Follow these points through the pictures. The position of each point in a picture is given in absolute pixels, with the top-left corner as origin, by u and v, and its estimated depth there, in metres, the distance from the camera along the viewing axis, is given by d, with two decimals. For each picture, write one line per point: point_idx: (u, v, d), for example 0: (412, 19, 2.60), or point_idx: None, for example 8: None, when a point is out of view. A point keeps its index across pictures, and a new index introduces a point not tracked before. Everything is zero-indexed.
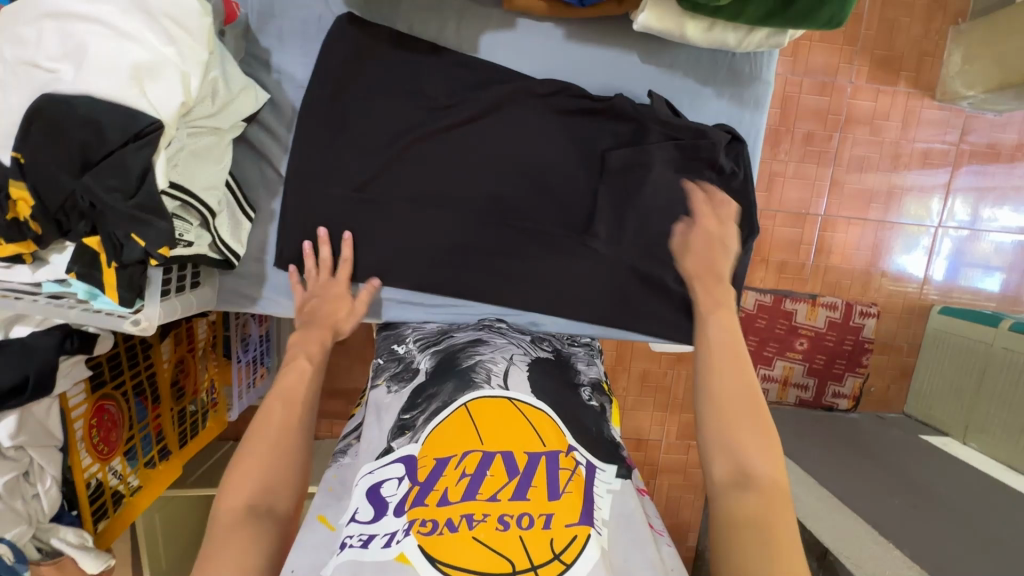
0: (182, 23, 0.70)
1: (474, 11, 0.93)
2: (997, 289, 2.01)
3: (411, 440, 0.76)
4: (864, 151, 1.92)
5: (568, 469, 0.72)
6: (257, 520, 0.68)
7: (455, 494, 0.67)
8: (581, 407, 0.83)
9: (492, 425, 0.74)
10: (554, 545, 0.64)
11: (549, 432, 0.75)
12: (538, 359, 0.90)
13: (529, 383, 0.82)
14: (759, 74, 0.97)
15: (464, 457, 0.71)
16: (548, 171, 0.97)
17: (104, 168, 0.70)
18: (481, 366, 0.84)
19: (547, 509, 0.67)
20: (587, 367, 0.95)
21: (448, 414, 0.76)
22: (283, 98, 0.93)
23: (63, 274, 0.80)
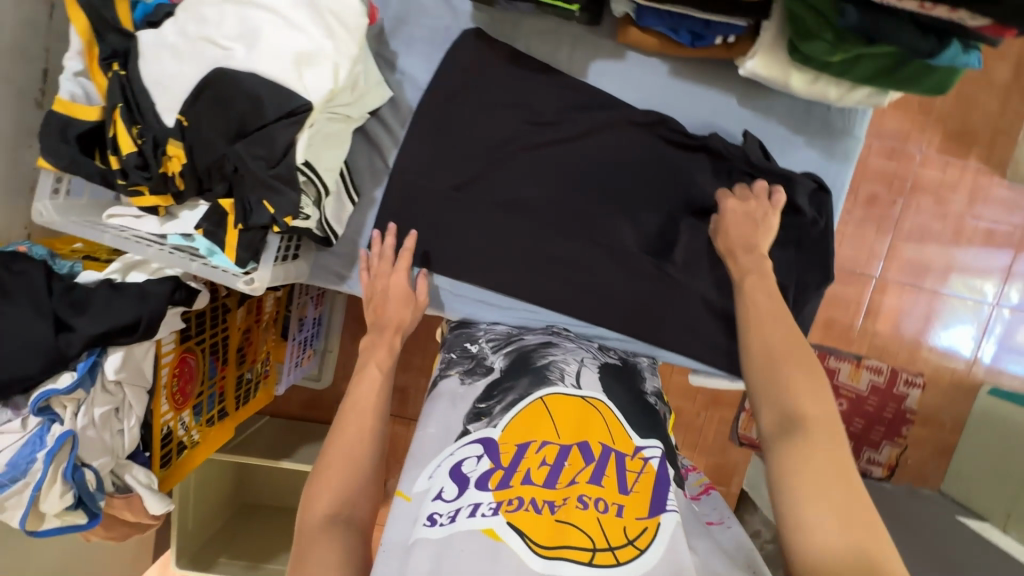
0: (342, 21, 0.79)
1: (588, 39, 1.00)
2: None
3: (489, 425, 0.80)
4: (926, 221, 1.92)
5: (635, 469, 0.74)
6: (336, 527, 0.74)
7: (537, 477, 0.72)
8: (654, 413, 0.86)
9: (567, 420, 0.78)
10: (630, 534, 0.67)
11: (620, 434, 0.78)
12: (607, 365, 0.94)
13: (601, 384, 0.87)
14: (850, 129, 1.00)
15: (542, 446, 0.75)
16: (636, 195, 1.03)
17: (255, 138, 0.78)
18: (554, 365, 0.89)
19: (619, 499, 0.71)
20: (650, 380, 0.98)
21: (525, 406, 0.81)
22: (401, 97, 1.01)
23: (190, 229, 0.88)
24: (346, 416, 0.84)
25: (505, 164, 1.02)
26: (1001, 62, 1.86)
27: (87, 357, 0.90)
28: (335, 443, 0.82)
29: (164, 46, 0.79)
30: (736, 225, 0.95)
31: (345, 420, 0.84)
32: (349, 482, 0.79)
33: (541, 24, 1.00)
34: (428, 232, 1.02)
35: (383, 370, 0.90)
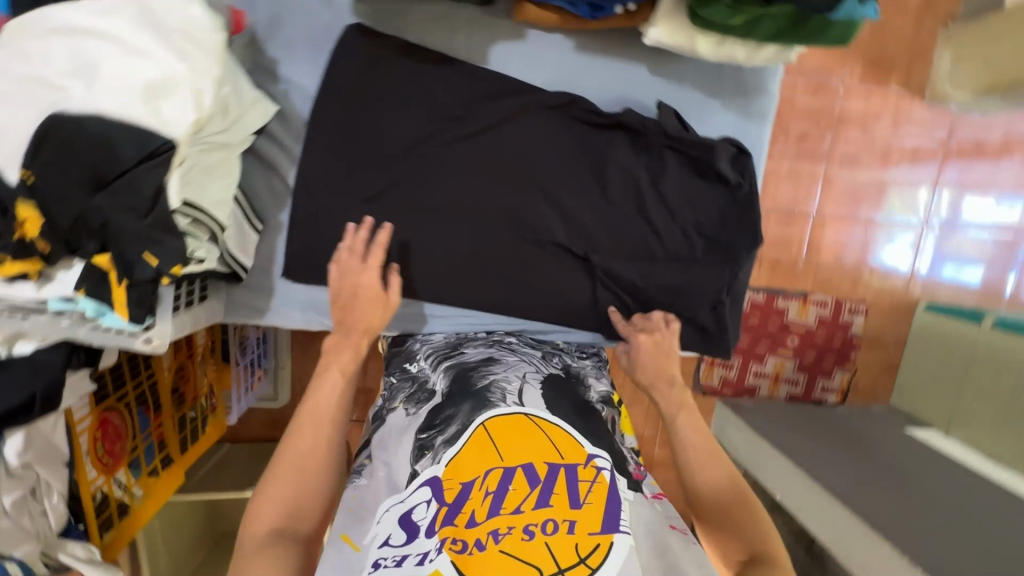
0: (194, 39, 0.69)
1: (484, 21, 0.93)
2: (977, 282, 2.07)
3: (433, 462, 0.78)
4: (855, 151, 1.95)
5: (589, 479, 0.74)
6: (282, 541, 0.72)
7: (481, 515, 0.70)
8: (598, 421, 0.87)
9: (510, 442, 0.77)
10: (581, 550, 0.67)
11: (569, 446, 0.78)
12: (550, 376, 0.94)
13: (543, 400, 0.86)
14: (764, 86, 0.98)
15: (485, 477, 0.74)
16: (559, 181, 0.98)
17: (118, 187, 0.69)
18: (495, 386, 0.88)
19: (569, 515, 0.70)
20: (596, 382, 0.99)
21: (467, 437, 0.79)
22: (290, 109, 0.92)
23: (71, 292, 0.78)
24: (303, 421, 0.81)
25: (416, 167, 0.95)
26: None
27: None
28: (288, 449, 0.79)
29: None
30: (649, 367, 0.99)
31: (301, 425, 0.81)
32: (300, 492, 0.76)
33: (431, 9, 0.91)
34: (347, 249, 0.95)
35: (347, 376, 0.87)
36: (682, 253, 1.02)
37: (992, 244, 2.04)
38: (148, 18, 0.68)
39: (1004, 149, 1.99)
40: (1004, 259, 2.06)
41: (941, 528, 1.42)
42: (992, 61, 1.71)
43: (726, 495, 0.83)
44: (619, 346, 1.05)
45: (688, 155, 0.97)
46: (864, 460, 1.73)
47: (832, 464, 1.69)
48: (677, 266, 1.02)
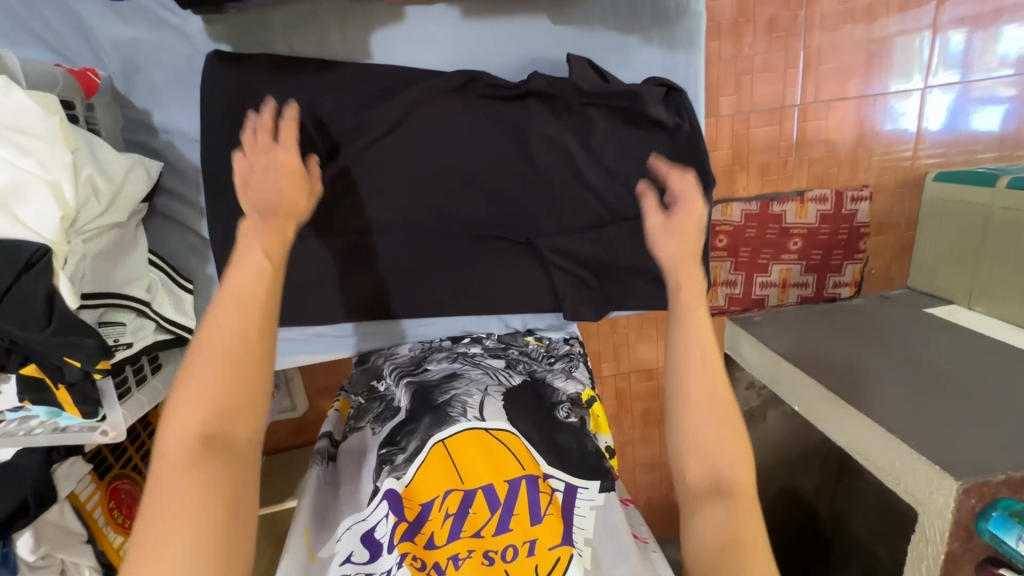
0: (29, 130, 0.64)
1: (354, 10, 0.82)
2: (997, 127, 1.83)
3: (391, 475, 0.78)
4: (836, 21, 1.68)
5: (547, 492, 0.76)
6: (213, 451, 0.58)
7: (441, 537, 0.72)
8: (558, 428, 0.88)
9: (470, 463, 0.77)
10: (541, 567, 0.71)
11: (527, 457, 0.79)
12: (511, 386, 0.91)
13: (505, 411, 0.85)
14: (686, 8, 0.85)
15: (445, 497, 0.75)
16: (482, 166, 0.90)
17: (5, 305, 0.65)
18: (456, 400, 0.86)
19: (529, 536, 0.73)
20: (564, 382, 0.97)
21: (426, 455, 0.79)
22: (180, 159, 0.86)
23: (18, 402, 0.78)
24: (217, 311, 0.64)
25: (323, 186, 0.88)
26: None
27: None
28: (200, 347, 0.62)
29: None
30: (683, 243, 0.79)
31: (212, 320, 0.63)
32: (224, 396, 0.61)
33: (293, 12, 0.81)
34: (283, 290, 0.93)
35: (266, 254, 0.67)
36: (633, 210, 0.94)
37: (1012, 81, 1.78)
38: None
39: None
40: None
41: (962, 416, 1.37)
42: None
43: (715, 416, 0.72)
44: (647, 194, 0.83)
45: (614, 108, 0.87)
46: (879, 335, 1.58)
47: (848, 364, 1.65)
48: (632, 227, 0.94)
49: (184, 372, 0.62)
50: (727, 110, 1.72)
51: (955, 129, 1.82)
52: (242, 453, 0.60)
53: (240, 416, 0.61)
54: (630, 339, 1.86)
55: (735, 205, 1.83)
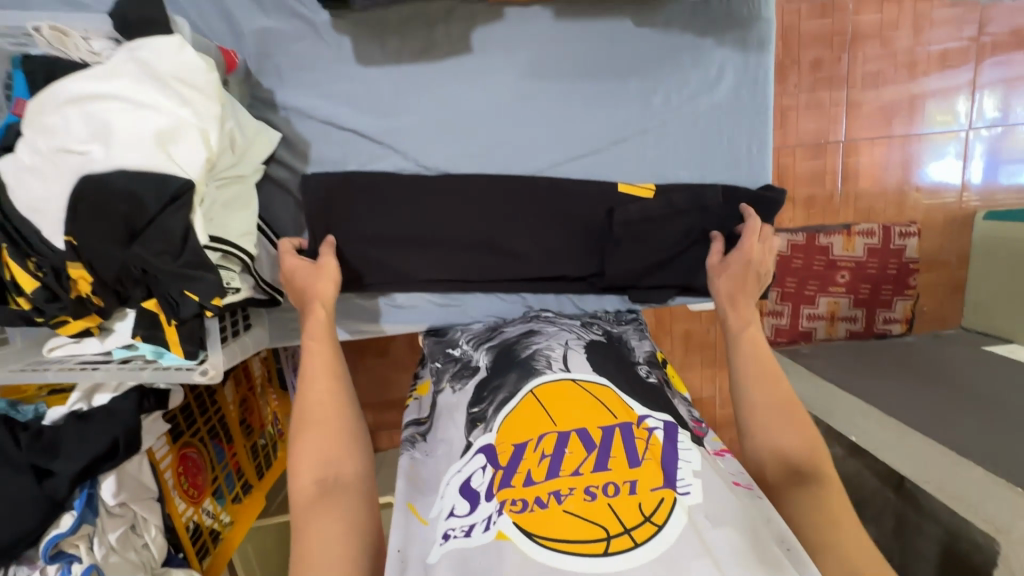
0: (191, 82, 0.74)
1: (460, 9, 0.92)
2: None
3: (485, 431, 0.66)
4: (878, 67, 1.78)
5: (643, 436, 0.61)
6: (327, 490, 0.71)
7: (539, 475, 0.58)
8: (648, 387, 0.74)
9: (563, 405, 0.64)
10: (644, 508, 0.54)
11: (618, 405, 0.64)
12: (594, 342, 0.81)
13: (591, 362, 0.73)
14: (758, 14, 0.94)
15: (540, 439, 0.61)
16: (564, 152, 0.98)
17: (150, 235, 0.73)
18: (539, 353, 0.75)
19: (630, 475, 0.57)
20: (638, 347, 0.88)
21: (516, 403, 0.66)
22: (294, 134, 0.96)
23: (129, 338, 0.85)
24: (311, 380, 0.79)
25: (418, 162, 0.98)
26: None
27: (80, 493, 0.90)
28: (302, 410, 0.77)
29: (23, 171, 0.72)
30: (732, 288, 0.89)
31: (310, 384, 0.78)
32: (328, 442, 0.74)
33: (405, 9, 0.92)
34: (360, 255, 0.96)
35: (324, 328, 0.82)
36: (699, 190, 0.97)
37: None
38: (146, 71, 0.72)
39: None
40: None
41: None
42: None
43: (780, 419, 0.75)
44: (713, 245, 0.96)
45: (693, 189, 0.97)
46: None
47: (905, 392, 1.60)
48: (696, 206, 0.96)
49: (298, 438, 0.74)
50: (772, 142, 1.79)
51: (993, 182, 1.87)
52: (349, 485, 0.73)
53: (341, 456, 0.74)
54: (673, 365, 1.87)
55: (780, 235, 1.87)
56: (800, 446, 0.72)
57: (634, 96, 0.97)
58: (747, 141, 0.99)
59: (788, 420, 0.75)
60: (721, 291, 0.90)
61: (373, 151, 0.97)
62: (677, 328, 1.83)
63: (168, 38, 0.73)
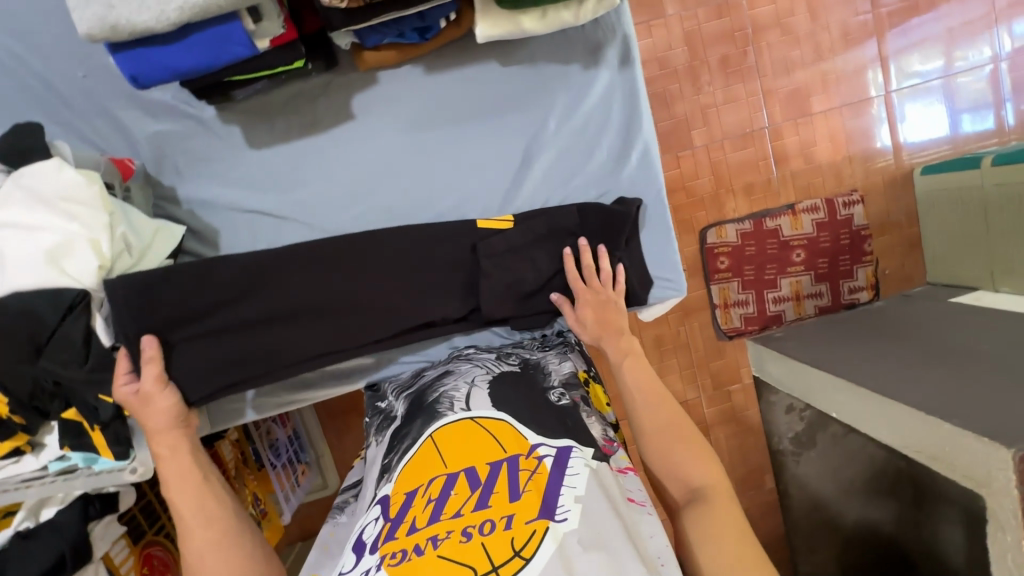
0: (75, 199, 0.78)
1: (336, 81, 0.98)
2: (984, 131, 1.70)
3: (387, 481, 0.70)
4: (784, 53, 1.66)
5: (529, 467, 0.63)
6: None
7: (423, 520, 0.61)
8: (551, 407, 0.76)
9: (456, 447, 0.67)
10: (515, 542, 0.56)
11: (510, 437, 0.67)
12: (503, 374, 0.83)
13: (491, 397, 0.75)
14: (614, 33, 0.99)
15: (429, 484, 0.64)
16: (461, 192, 1.02)
17: (55, 347, 0.76)
18: (444, 396, 0.77)
19: (508, 510, 0.59)
20: (556, 369, 0.89)
21: (416, 450, 0.70)
22: (201, 224, 1.00)
23: (59, 450, 0.87)
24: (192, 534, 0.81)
25: (323, 228, 1.01)
26: None
27: None
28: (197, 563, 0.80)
29: None
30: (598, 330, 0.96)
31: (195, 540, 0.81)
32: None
33: (284, 91, 0.97)
34: (254, 342, 0.89)
35: (180, 448, 0.85)
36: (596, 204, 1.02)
37: (979, 82, 1.68)
38: (32, 195, 0.76)
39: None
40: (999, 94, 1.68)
41: None
42: None
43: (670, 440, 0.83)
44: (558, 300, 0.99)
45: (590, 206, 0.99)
46: (932, 350, 1.31)
47: None
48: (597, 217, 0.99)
49: None
50: (697, 142, 1.68)
51: (959, 133, 1.70)
52: None
53: None
54: None
55: (728, 226, 1.72)
56: (690, 463, 0.80)
57: (517, 130, 1.01)
58: (631, 151, 1.02)
59: (679, 439, 0.83)
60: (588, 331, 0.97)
61: (278, 225, 1.01)
62: (645, 337, 1.78)
63: (48, 162, 0.78)
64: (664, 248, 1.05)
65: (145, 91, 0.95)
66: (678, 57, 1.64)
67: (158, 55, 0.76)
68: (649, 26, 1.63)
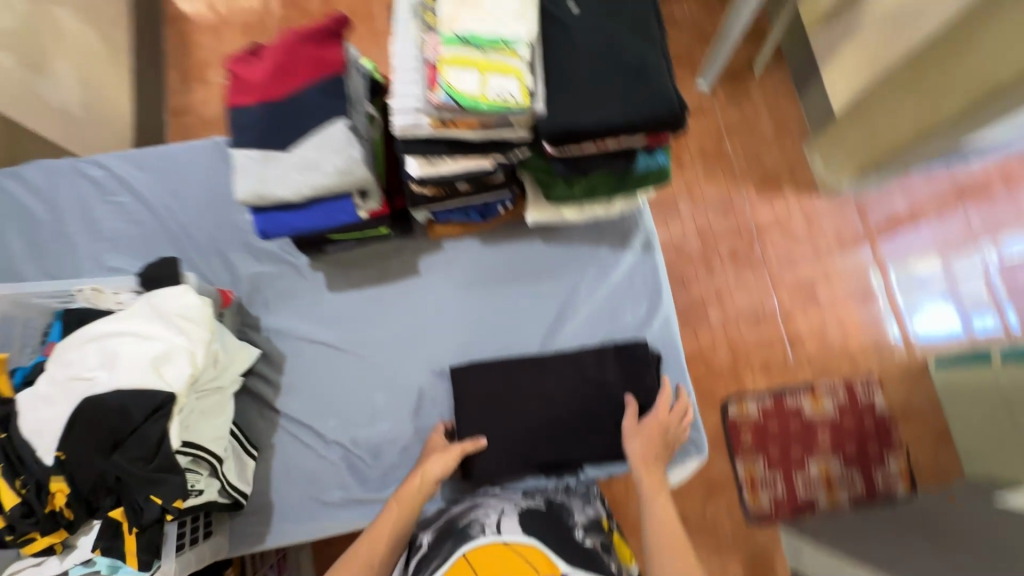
0: (188, 317, 0.94)
1: (409, 245, 1.21)
2: (994, 330, 1.81)
3: None
4: (785, 251, 1.90)
5: None
6: None
7: None
8: (581, 548, 0.79)
9: (489, 566, 0.71)
10: None
11: (541, 560, 0.71)
12: (532, 509, 0.85)
13: (523, 525, 0.78)
14: (637, 224, 1.21)
15: None
16: (502, 342, 1.16)
17: (131, 443, 0.85)
18: (475, 521, 0.81)
19: None
20: (581, 513, 0.92)
21: (449, 569, 0.72)
22: (274, 350, 1.15)
23: (88, 553, 0.90)
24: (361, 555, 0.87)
25: (376, 363, 1.15)
26: (760, 118, 1.97)
27: None
28: None
29: (38, 398, 0.90)
30: (645, 446, 1.01)
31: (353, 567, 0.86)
32: None
33: (366, 250, 1.20)
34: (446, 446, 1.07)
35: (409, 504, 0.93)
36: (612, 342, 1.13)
37: (978, 290, 1.84)
38: (156, 313, 0.94)
39: (946, 200, 1.92)
40: (998, 299, 1.83)
41: None
42: (848, 153, 1.69)
43: None
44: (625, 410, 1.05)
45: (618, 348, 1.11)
46: (980, 554, 1.24)
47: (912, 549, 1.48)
48: (616, 353, 1.10)
49: None
50: (713, 320, 1.85)
51: (969, 332, 1.82)
52: None
53: None
54: None
55: (748, 400, 1.78)
56: None
57: (553, 293, 1.19)
58: (654, 318, 1.17)
59: None
60: (632, 455, 1.00)
61: (337, 356, 1.15)
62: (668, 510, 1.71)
63: (176, 287, 0.96)
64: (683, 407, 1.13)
65: (259, 242, 1.19)
66: (692, 247, 1.90)
67: (283, 217, 1.00)
68: (667, 222, 1.92)
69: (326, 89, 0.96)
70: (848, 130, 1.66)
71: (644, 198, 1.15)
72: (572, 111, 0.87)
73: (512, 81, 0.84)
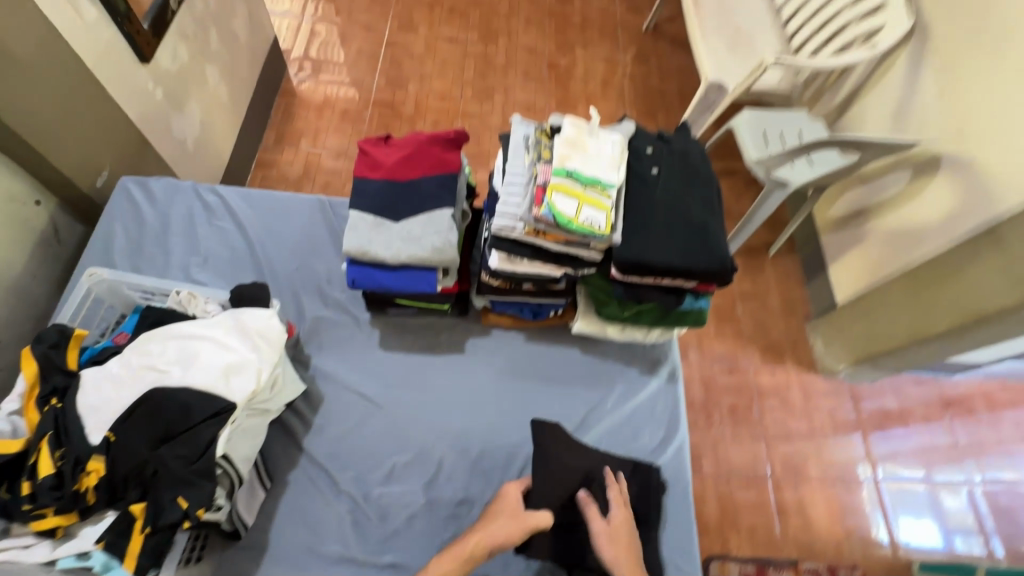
0: (266, 336, 1.03)
1: (461, 325, 1.33)
2: (977, 550, 1.83)
3: None
4: (782, 420, 1.99)
5: None
6: None
7: None
8: None
9: None
10: None
11: None
12: None
13: None
14: (666, 355, 1.34)
15: None
16: (525, 434, 1.23)
17: (181, 440, 0.90)
18: None
19: None
20: None
21: None
22: (315, 390, 1.21)
23: (88, 546, 0.87)
24: None
25: (404, 425, 1.20)
26: (771, 293, 2.20)
27: None
28: None
29: (106, 378, 0.96)
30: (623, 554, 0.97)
31: None
32: None
33: (422, 320, 1.32)
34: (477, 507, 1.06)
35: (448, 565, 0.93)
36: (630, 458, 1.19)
37: (964, 505, 1.89)
38: (239, 326, 1.02)
39: (934, 407, 2.04)
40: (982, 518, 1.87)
41: None
42: (849, 340, 1.85)
43: None
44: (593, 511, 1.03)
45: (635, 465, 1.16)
46: None
47: None
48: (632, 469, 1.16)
49: None
50: (706, 470, 1.89)
51: (952, 547, 1.83)
52: None
53: None
54: None
55: (731, 563, 1.75)
56: None
57: (580, 399, 1.28)
58: (668, 445, 1.24)
59: None
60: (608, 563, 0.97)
61: (370, 410, 1.21)
62: None
63: (264, 309, 1.06)
64: (684, 542, 1.15)
65: (330, 290, 1.32)
66: (696, 394, 2.01)
67: (371, 273, 1.13)
68: None
69: (442, 184, 1.16)
70: (850, 320, 1.84)
71: (677, 334, 1.29)
72: (642, 248, 1.05)
73: (601, 214, 1.03)
